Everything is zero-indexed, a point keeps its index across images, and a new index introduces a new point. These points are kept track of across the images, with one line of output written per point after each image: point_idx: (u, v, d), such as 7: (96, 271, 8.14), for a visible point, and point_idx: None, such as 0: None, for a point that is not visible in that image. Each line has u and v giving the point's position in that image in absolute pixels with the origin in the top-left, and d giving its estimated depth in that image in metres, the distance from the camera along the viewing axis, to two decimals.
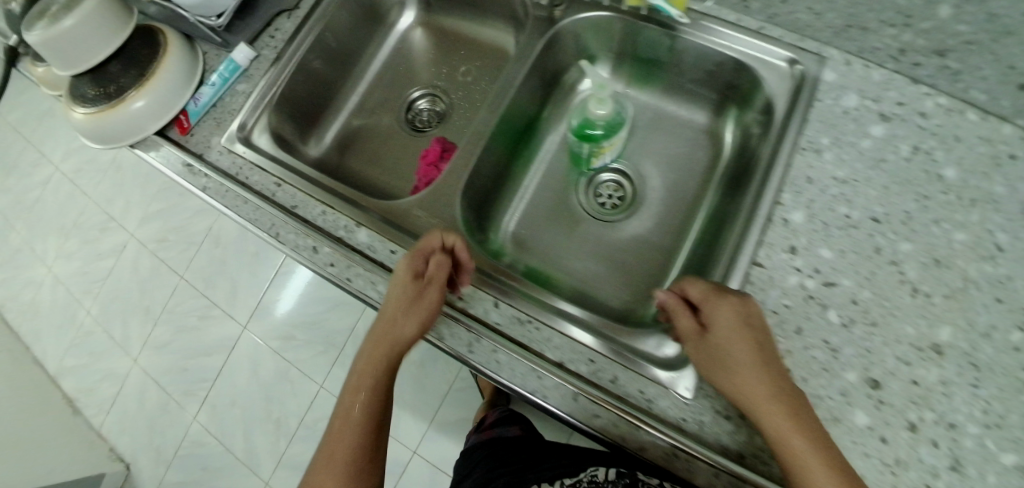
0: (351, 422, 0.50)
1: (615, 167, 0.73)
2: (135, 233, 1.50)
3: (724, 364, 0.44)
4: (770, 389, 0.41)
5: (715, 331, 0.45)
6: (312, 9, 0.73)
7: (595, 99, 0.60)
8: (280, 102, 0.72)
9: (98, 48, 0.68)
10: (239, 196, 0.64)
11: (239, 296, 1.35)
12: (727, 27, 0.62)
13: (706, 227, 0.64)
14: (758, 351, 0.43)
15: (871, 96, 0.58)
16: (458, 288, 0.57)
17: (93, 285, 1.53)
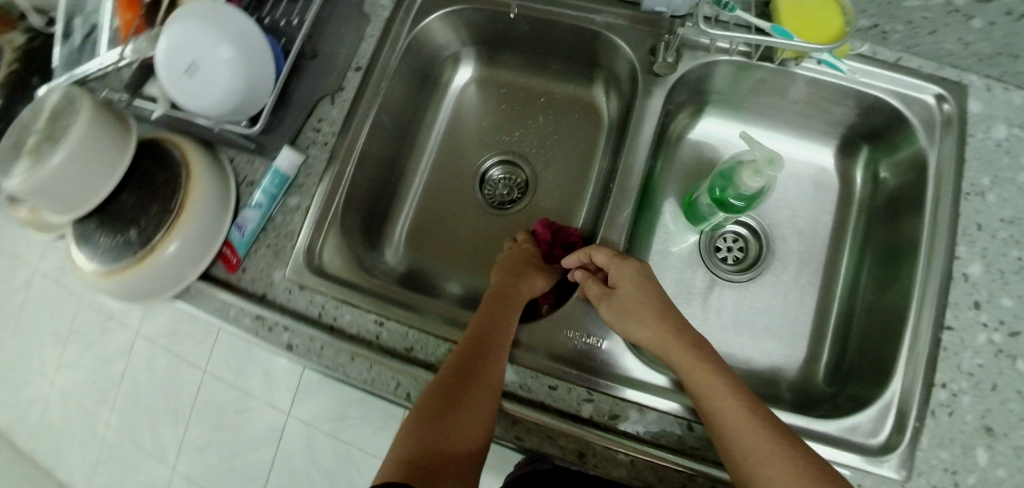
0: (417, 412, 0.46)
1: (744, 222, 0.66)
2: (141, 330, 1.22)
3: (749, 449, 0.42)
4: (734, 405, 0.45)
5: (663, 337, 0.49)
6: (359, 91, 0.59)
7: (752, 169, 0.50)
8: (346, 210, 0.59)
9: (100, 178, 0.54)
10: (341, 350, 0.53)
11: (277, 380, 1.10)
12: (864, 63, 0.56)
13: (864, 280, 0.61)
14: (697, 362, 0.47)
15: (1018, 122, 0.55)
16: (641, 416, 0.50)
17: (104, 395, 1.22)
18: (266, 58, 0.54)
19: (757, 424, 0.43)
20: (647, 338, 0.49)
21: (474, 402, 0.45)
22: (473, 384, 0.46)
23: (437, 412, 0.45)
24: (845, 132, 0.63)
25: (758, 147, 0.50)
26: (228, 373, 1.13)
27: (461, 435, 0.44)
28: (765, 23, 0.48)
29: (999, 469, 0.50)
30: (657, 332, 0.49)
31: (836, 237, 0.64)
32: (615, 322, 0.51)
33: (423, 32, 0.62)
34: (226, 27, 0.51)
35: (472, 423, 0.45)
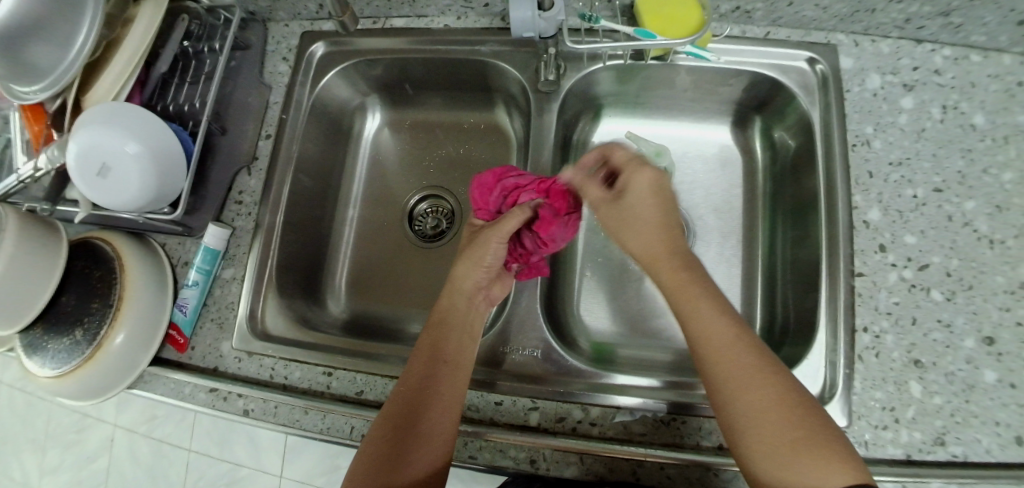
0: (383, 427, 0.46)
1: None
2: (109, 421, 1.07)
3: (731, 371, 0.40)
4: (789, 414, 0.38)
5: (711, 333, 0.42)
6: (273, 156, 0.63)
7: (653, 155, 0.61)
8: (280, 272, 0.62)
9: (40, 284, 0.55)
10: (293, 407, 0.55)
11: (262, 443, 1.00)
12: (737, 43, 0.59)
13: (781, 240, 0.64)
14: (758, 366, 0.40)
15: (889, 69, 0.59)
16: (584, 412, 0.52)
17: None
18: (174, 143, 0.56)
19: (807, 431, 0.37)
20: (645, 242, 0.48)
21: (430, 425, 0.46)
22: (424, 404, 0.46)
23: (392, 435, 0.45)
24: (737, 107, 0.67)
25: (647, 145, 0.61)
26: (211, 445, 1.01)
27: (419, 462, 0.44)
28: (626, 28, 0.52)
29: (935, 397, 0.53)
30: (654, 249, 0.47)
31: (750, 208, 0.67)
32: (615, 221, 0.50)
33: (325, 91, 0.66)
34: (128, 124, 0.53)
35: (428, 445, 0.45)
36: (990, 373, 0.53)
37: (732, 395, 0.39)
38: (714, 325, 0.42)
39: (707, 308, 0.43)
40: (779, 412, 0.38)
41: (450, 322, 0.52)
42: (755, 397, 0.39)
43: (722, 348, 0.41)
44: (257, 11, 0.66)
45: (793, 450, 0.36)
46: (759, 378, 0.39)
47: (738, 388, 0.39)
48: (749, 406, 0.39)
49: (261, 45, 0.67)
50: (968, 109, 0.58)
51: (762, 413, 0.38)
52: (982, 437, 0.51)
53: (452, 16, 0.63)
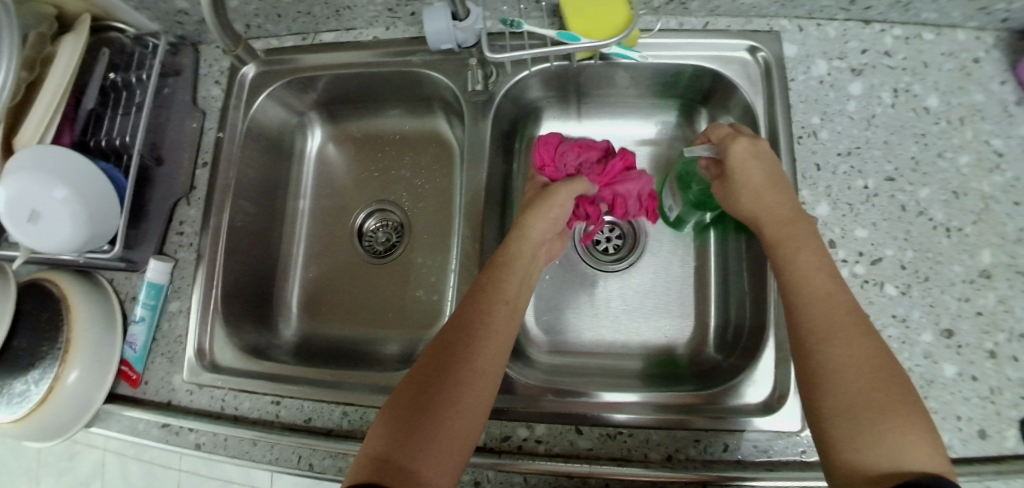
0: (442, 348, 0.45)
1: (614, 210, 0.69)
2: None
3: (830, 327, 0.39)
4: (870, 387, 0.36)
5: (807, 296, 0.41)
6: (211, 183, 0.62)
7: None
8: (226, 302, 0.62)
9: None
10: (242, 438, 0.55)
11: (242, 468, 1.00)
12: (672, 37, 0.56)
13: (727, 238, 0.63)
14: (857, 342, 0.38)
15: (836, 54, 0.56)
16: (529, 430, 0.52)
17: None
18: (104, 182, 0.55)
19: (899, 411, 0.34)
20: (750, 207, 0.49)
21: (480, 363, 0.44)
22: (475, 346, 0.45)
23: (444, 361, 0.44)
24: (683, 102, 0.65)
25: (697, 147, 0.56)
26: None
27: (464, 403, 0.42)
28: (549, 32, 0.50)
29: None
30: (771, 211, 0.47)
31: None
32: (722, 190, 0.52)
33: (261, 113, 0.64)
34: (55, 168, 0.53)
35: (474, 395, 0.42)
36: (949, 367, 0.51)
37: (826, 350, 0.38)
38: (820, 275, 0.42)
39: (818, 257, 0.43)
40: (868, 378, 0.36)
41: (511, 268, 0.52)
42: (852, 355, 0.37)
43: (824, 302, 0.41)
44: (186, 34, 0.64)
45: (881, 412, 0.34)
46: (855, 338, 0.38)
47: (838, 343, 0.38)
48: (840, 363, 0.37)
49: (193, 69, 0.65)
50: (920, 91, 0.56)
51: (853, 371, 0.36)
52: (941, 433, 0.50)
53: (380, 28, 0.61)
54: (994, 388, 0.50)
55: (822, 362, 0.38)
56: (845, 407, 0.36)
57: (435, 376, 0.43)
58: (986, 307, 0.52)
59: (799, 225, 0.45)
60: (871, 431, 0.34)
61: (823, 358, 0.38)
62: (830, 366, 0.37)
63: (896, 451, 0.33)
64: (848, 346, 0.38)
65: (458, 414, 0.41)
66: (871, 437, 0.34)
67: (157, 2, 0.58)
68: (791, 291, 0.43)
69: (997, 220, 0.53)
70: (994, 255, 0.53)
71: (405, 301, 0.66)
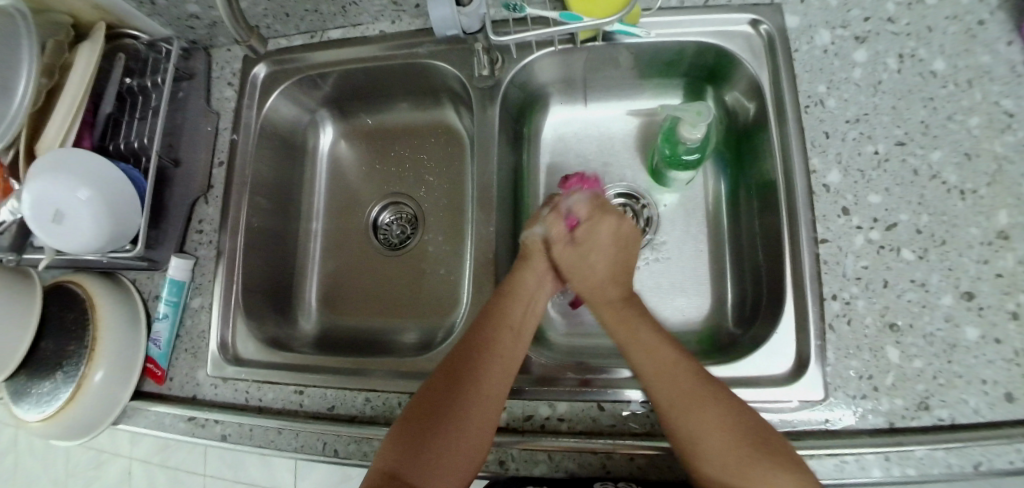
0: (456, 366, 0.49)
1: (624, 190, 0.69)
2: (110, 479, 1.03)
3: (677, 409, 0.45)
4: (726, 439, 0.42)
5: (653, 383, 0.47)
6: (228, 181, 0.64)
7: (688, 124, 0.54)
8: (247, 295, 0.63)
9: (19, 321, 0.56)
10: (267, 428, 0.55)
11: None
12: (673, 15, 0.58)
13: (733, 211, 0.66)
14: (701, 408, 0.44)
15: (838, 24, 0.57)
16: (550, 408, 0.52)
17: None
18: (127, 184, 0.56)
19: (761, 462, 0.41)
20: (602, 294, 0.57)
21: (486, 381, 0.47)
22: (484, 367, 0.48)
23: (451, 381, 0.48)
24: (688, 80, 0.66)
25: (686, 105, 0.54)
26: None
27: (468, 420, 0.45)
28: (551, 13, 0.51)
29: (914, 360, 0.51)
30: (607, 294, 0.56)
31: (706, 181, 0.68)
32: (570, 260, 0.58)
33: (274, 111, 0.67)
34: (81, 170, 0.53)
35: (480, 406, 0.46)
36: (971, 330, 0.51)
37: (692, 436, 0.43)
38: (662, 367, 0.48)
39: (659, 347, 0.50)
40: (734, 442, 0.42)
41: (517, 294, 0.54)
42: (707, 433, 0.43)
43: (670, 390, 0.46)
44: (198, 39, 0.66)
45: (751, 467, 0.41)
46: (709, 407, 0.44)
47: (686, 426, 0.44)
48: (700, 431, 0.43)
49: (207, 72, 0.67)
50: (926, 56, 0.56)
51: (721, 439, 0.43)
52: (967, 398, 0.49)
53: (386, 22, 0.62)
54: (1019, 350, 0.50)
55: (688, 446, 0.43)
56: (728, 470, 0.42)
57: (447, 392, 0.47)
58: (1006, 268, 0.51)
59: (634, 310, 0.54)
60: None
61: (693, 426, 0.44)
62: (699, 448, 0.43)
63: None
64: (711, 420, 0.43)
65: (462, 427, 0.45)
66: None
67: (169, 8, 0.60)
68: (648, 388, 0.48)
69: (1013, 181, 0.53)
70: (1012, 216, 0.52)
71: (421, 289, 0.69)
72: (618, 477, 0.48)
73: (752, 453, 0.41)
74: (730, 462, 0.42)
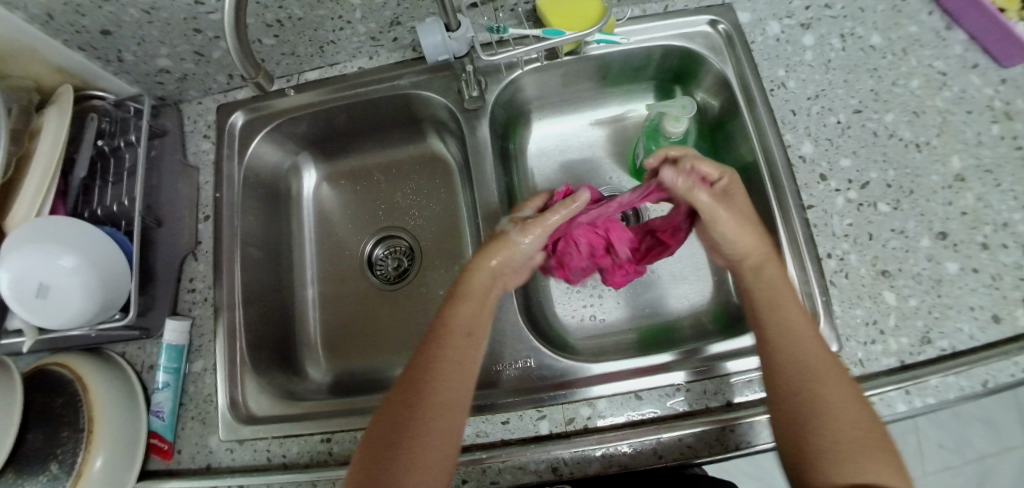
0: (417, 377, 0.47)
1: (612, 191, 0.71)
2: None
3: (823, 379, 0.44)
4: (849, 412, 0.42)
5: (794, 333, 0.47)
6: (217, 236, 0.61)
7: (672, 118, 0.57)
8: (252, 351, 0.60)
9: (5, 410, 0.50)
10: (300, 482, 0.52)
11: None
12: (640, 22, 0.62)
13: None
14: (835, 382, 0.44)
15: (784, 14, 0.63)
16: (590, 407, 0.51)
17: None
18: (111, 250, 0.53)
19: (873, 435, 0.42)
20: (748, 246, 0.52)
21: (443, 391, 0.46)
22: (436, 379, 0.47)
23: (409, 392, 0.46)
24: (655, 83, 0.70)
25: (671, 101, 0.57)
26: None
27: (425, 432, 0.44)
28: (535, 30, 0.53)
29: (911, 300, 0.55)
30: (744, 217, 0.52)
31: None
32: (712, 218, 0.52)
33: (256, 159, 0.65)
34: (63, 237, 0.50)
35: (440, 415, 0.45)
36: (952, 264, 0.56)
37: (825, 412, 0.42)
38: (811, 347, 0.46)
39: (797, 324, 0.47)
40: (865, 427, 0.42)
41: (469, 296, 0.52)
42: (841, 407, 0.42)
43: (805, 364, 0.45)
44: (167, 96, 0.64)
45: (865, 449, 0.41)
46: (839, 387, 0.43)
47: (824, 397, 0.43)
48: (836, 397, 0.43)
49: (179, 129, 0.65)
50: (863, 33, 0.63)
51: (850, 425, 0.42)
52: (962, 326, 0.54)
53: (364, 58, 0.63)
54: (994, 275, 0.55)
55: (819, 414, 0.43)
56: (853, 456, 0.41)
57: (406, 404, 0.46)
58: (969, 206, 0.57)
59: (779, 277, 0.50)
60: (870, 459, 0.40)
61: (830, 390, 0.43)
62: (830, 427, 0.42)
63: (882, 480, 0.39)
64: (842, 388, 0.43)
65: (427, 440, 0.44)
66: (872, 474, 0.40)
67: (137, 65, 0.58)
68: (771, 364, 0.47)
69: (957, 129, 0.59)
70: (962, 160, 0.58)
71: (429, 316, 0.68)
72: (672, 460, 0.48)
73: (864, 433, 0.42)
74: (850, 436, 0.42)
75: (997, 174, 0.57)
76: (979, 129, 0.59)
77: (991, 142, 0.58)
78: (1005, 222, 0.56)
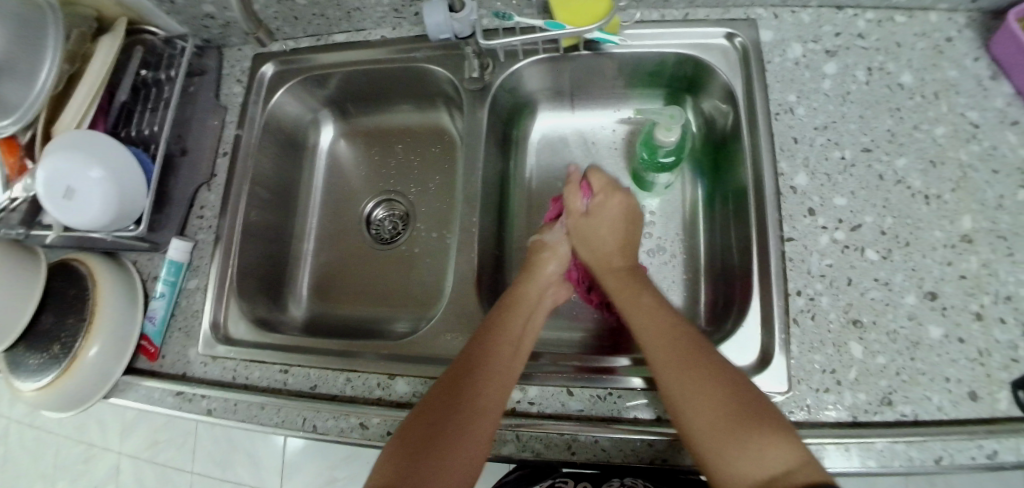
0: (462, 372, 0.49)
1: None
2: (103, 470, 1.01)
3: (684, 372, 0.45)
4: (726, 394, 0.43)
5: (648, 327, 0.51)
6: (230, 171, 0.67)
7: (665, 127, 0.59)
8: (241, 279, 0.66)
9: (27, 289, 0.59)
10: (250, 403, 0.57)
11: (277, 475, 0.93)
12: (651, 28, 0.62)
13: (711, 215, 0.68)
14: (714, 379, 0.44)
15: (809, 39, 0.61)
16: (524, 392, 0.54)
17: None
18: (133, 167, 0.60)
19: (763, 424, 0.41)
20: (594, 258, 0.61)
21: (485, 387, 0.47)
22: (481, 385, 0.47)
23: (449, 384, 0.48)
24: (669, 90, 0.70)
25: (662, 109, 0.60)
26: (214, 468, 0.96)
27: (464, 432, 0.44)
28: (537, 21, 0.55)
29: (879, 357, 0.52)
30: (609, 258, 0.60)
31: (682, 184, 0.72)
32: (579, 235, 0.63)
33: (278, 107, 0.71)
34: (92, 151, 0.58)
35: (478, 417, 0.45)
36: (935, 328, 0.52)
37: (699, 385, 0.44)
38: (679, 347, 0.47)
39: (655, 315, 0.52)
40: (733, 409, 0.42)
41: (518, 305, 0.56)
42: (710, 390, 0.44)
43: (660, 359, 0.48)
44: (212, 38, 0.71)
45: (747, 433, 0.41)
46: (713, 377, 0.44)
47: (684, 382, 0.45)
48: (712, 384, 0.44)
49: (218, 69, 0.72)
50: (893, 69, 0.60)
51: (710, 414, 0.42)
52: (932, 395, 0.50)
53: (387, 28, 0.67)
54: (982, 350, 0.51)
55: (689, 394, 0.44)
56: (720, 440, 0.41)
57: (448, 399, 0.46)
58: (970, 271, 0.53)
59: (641, 280, 0.57)
60: (750, 446, 0.40)
61: (695, 385, 0.44)
62: (709, 401, 0.43)
63: (770, 458, 0.39)
64: (713, 382, 0.44)
65: (462, 443, 0.44)
66: (750, 446, 0.40)
67: (187, 8, 0.66)
68: (643, 343, 0.50)
69: (975, 188, 0.55)
70: (974, 221, 0.54)
71: (407, 281, 0.71)
72: (583, 459, 0.51)
73: (753, 419, 0.41)
74: (735, 417, 0.42)
75: (1011, 242, 0.53)
76: (1002, 192, 0.54)
77: (1013, 208, 0.54)
78: (1009, 295, 0.52)
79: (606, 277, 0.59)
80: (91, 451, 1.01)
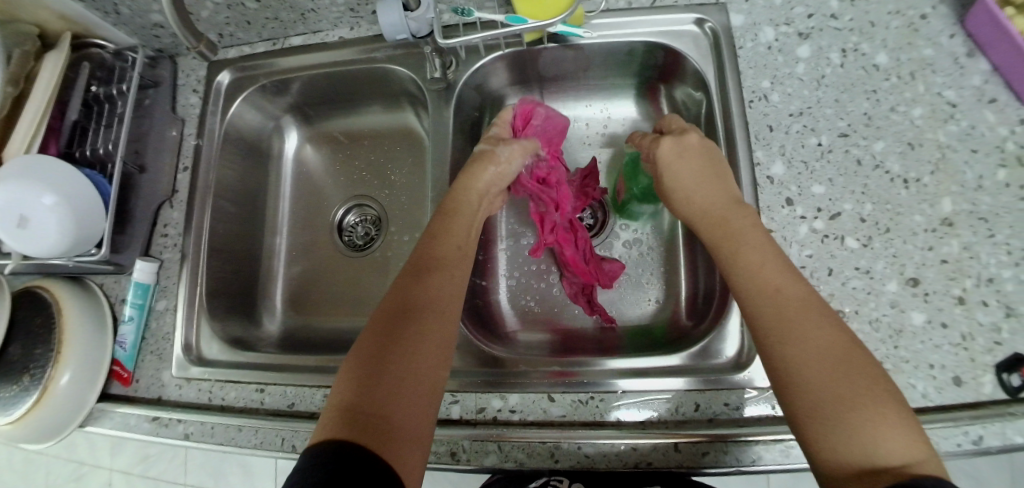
0: (410, 284, 0.47)
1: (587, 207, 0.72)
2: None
3: (788, 333, 0.39)
4: (831, 357, 0.37)
5: (753, 276, 0.43)
6: (192, 186, 0.65)
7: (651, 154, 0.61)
8: (211, 297, 0.64)
9: None
10: (228, 425, 0.56)
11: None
12: (617, 16, 0.60)
13: None
14: (823, 342, 0.38)
15: (782, 21, 0.59)
16: (504, 400, 0.53)
17: None
18: (88, 188, 0.58)
19: (881, 398, 0.35)
20: (685, 206, 0.54)
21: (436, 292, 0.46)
22: (430, 293, 0.46)
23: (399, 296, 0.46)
24: (641, 80, 0.68)
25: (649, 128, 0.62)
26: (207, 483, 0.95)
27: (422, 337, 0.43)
28: (497, 16, 0.53)
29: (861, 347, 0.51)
30: (704, 207, 0.52)
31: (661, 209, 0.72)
32: (673, 160, 0.55)
33: (238, 117, 0.68)
34: (43, 173, 0.55)
35: (433, 322, 0.44)
36: (917, 315, 0.51)
37: (803, 348, 0.38)
38: (786, 300, 0.41)
39: (764, 266, 0.44)
40: (834, 369, 0.36)
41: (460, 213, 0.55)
42: (818, 352, 0.37)
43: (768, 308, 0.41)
44: (164, 47, 0.68)
45: (858, 408, 0.34)
46: (818, 330, 0.38)
47: (792, 339, 0.38)
48: (818, 348, 0.37)
49: (172, 80, 0.69)
50: (869, 50, 0.58)
51: (818, 369, 0.36)
52: (915, 383, 0.49)
53: (345, 28, 0.64)
54: (965, 335, 0.50)
55: (796, 359, 0.37)
56: (825, 399, 0.35)
57: (401, 309, 0.44)
58: (951, 254, 0.52)
59: (745, 217, 0.48)
60: (862, 421, 0.34)
61: (798, 349, 0.38)
62: (811, 366, 0.37)
63: (881, 440, 0.33)
64: (819, 343, 0.38)
65: (420, 352, 0.42)
66: (863, 424, 0.33)
67: (133, 18, 0.63)
68: (744, 296, 0.43)
69: (955, 169, 0.53)
70: (955, 203, 0.53)
71: (383, 289, 0.69)
72: (567, 466, 0.50)
73: (866, 392, 0.35)
74: (845, 389, 0.35)
75: (992, 223, 0.52)
76: (982, 172, 0.53)
77: (993, 187, 0.52)
78: (990, 277, 0.51)
79: (696, 221, 0.52)
80: (82, 472, 1.00)
